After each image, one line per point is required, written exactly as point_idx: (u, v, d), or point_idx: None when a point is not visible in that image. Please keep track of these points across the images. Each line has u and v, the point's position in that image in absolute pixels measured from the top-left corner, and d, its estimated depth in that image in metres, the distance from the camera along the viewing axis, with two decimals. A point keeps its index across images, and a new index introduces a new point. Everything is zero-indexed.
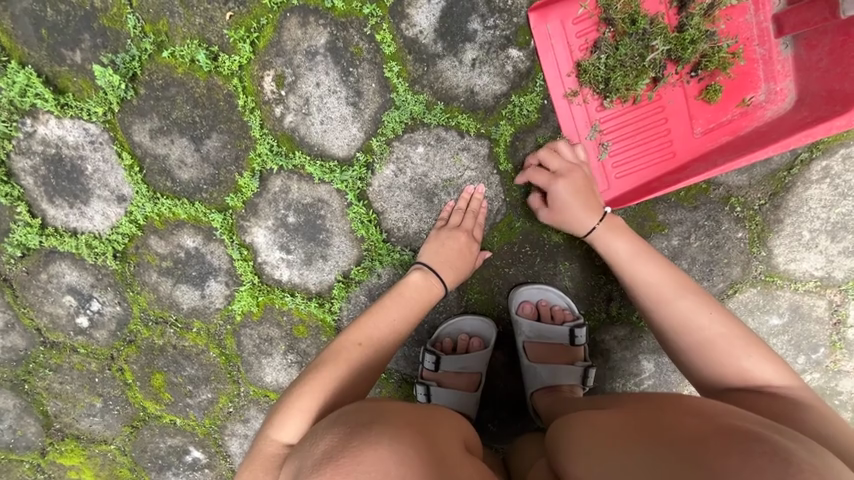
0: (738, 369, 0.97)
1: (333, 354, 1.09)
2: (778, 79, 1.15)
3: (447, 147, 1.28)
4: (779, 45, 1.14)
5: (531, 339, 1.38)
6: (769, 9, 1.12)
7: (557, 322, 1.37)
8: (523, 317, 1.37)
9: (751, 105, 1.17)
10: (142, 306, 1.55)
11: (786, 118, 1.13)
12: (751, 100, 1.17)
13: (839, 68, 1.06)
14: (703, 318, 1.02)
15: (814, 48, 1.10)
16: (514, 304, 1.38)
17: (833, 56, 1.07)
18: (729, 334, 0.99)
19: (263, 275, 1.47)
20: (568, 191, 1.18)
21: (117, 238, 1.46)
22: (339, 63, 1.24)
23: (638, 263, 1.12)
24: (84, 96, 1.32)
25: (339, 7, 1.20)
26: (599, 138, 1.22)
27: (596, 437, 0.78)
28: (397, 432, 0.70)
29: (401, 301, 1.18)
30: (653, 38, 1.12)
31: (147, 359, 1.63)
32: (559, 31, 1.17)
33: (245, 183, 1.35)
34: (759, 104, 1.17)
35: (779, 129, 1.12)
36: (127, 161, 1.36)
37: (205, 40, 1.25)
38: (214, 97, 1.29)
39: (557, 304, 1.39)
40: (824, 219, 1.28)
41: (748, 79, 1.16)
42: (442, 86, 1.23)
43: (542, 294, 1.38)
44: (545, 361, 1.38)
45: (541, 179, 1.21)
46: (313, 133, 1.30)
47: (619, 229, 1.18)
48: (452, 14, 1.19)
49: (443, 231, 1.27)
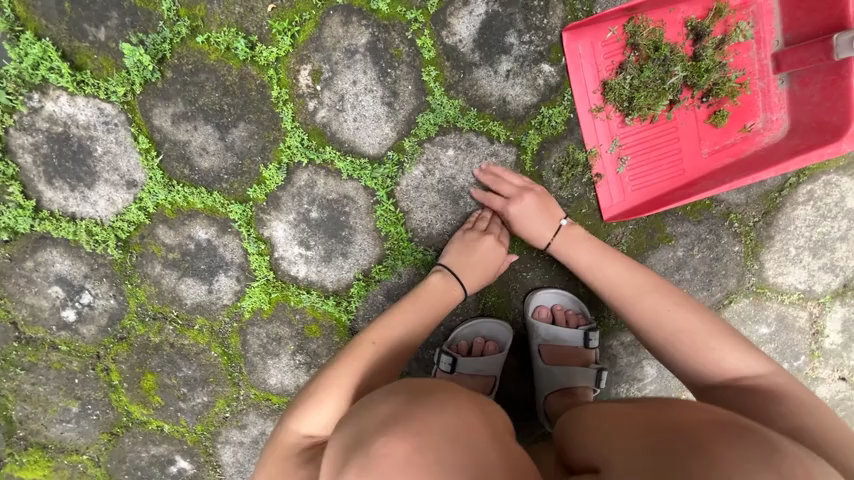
0: (713, 362, 1.02)
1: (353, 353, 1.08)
2: (774, 110, 1.28)
3: (476, 151, 1.32)
4: (778, 80, 1.26)
5: (546, 341, 1.42)
6: (769, 47, 1.25)
7: (571, 326, 1.42)
8: (539, 320, 1.42)
9: (751, 131, 1.30)
10: (140, 300, 1.46)
11: (780, 145, 1.27)
12: (751, 127, 1.29)
13: (827, 105, 1.20)
14: (676, 315, 1.09)
15: (806, 85, 1.23)
16: (530, 308, 1.43)
17: (824, 92, 1.20)
18: (704, 326, 1.05)
19: (278, 270, 1.43)
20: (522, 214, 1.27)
21: (121, 225, 1.37)
22: (378, 63, 1.25)
23: (604, 263, 1.22)
24: (103, 74, 1.26)
25: (383, 10, 1.22)
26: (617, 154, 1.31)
27: (621, 422, 0.82)
28: (461, 405, 0.73)
29: (425, 301, 1.21)
30: (673, 64, 1.22)
31: (139, 358, 1.52)
32: (588, 51, 1.24)
33: (269, 175, 1.33)
34: (757, 131, 1.29)
35: (775, 154, 1.25)
36: (144, 145, 1.30)
37: (243, 29, 1.23)
38: (246, 86, 1.27)
39: (570, 309, 1.45)
40: (808, 237, 1.42)
41: (749, 108, 1.28)
42: (476, 93, 1.27)
43: (557, 299, 1.44)
44: (560, 363, 1.41)
45: (497, 203, 1.30)
46: (345, 129, 1.30)
47: (583, 239, 1.26)
48: (491, 27, 1.24)
49: (468, 233, 1.30)
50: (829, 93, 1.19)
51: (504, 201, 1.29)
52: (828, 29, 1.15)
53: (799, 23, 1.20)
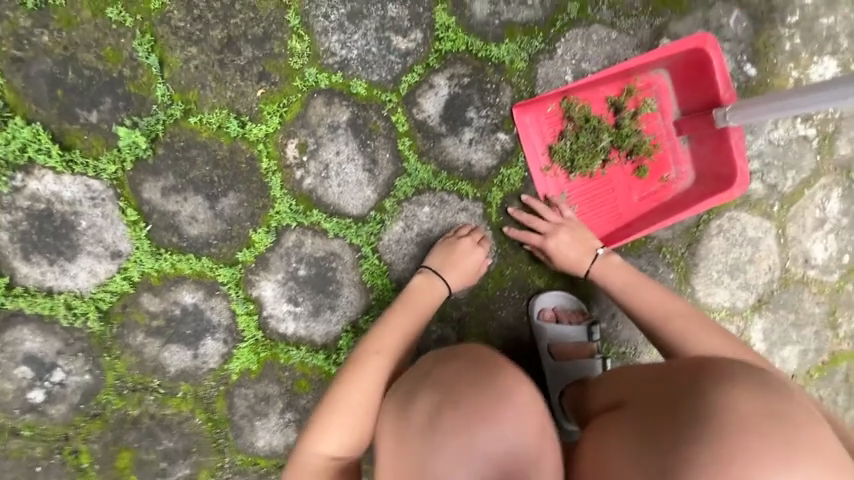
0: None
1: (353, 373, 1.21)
2: (682, 163, 1.58)
3: (448, 207, 1.50)
4: (681, 140, 1.57)
5: (554, 341, 1.58)
6: (671, 115, 1.56)
7: (573, 322, 1.59)
8: (545, 322, 1.57)
9: (668, 181, 1.59)
10: (119, 373, 1.42)
11: (690, 191, 1.57)
12: (667, 177, 1.58)
13: (717, 159, 1.53)
14: (715, 342, 1.25)
15: (701, 144, 1.55)
16: (535, 311, 1.58)
17: (714, 150, 1.53)
18: (738, 354, 1.23)
19: (267, 329, 1.47)
20: (559, 243, 1.48)
21: (103, 296, 1.37)
22: (358, 136, 1.43)
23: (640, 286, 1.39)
24: (94, 153, 1.32)
25: (362, 93, 1.41)
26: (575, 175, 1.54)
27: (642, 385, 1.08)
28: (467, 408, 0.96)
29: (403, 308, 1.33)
30: (601, 132, 1.50)
31: (114, 435, 1.44)
32: (534, 123, 1.49)
33: (259, 239, 1.42)
34: (672, 180, 1.59)
35: (687, 199, 1.55)
36: (132, 217, 1.35)
37: (234, 111, 1.36)
38: (237, 159, 1.38)
39: (570, 306, 1.60)
40: (724, 262, 1.70)
41: (664, 163, 1.58)
42: (445, 158, 1.47)
43: (557, 299, 1.59)
44: (570, 359, 1.58)
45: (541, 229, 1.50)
46: (330, 194, 1.44)
47: (616, 268, 1.45)
48: (455, 104, 1.45)
49: (449, 241, 1.44)
50: (717, 151, 1.52)
51: (549, 227, 1.49)
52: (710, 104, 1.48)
53: (689, 98, 1.53)
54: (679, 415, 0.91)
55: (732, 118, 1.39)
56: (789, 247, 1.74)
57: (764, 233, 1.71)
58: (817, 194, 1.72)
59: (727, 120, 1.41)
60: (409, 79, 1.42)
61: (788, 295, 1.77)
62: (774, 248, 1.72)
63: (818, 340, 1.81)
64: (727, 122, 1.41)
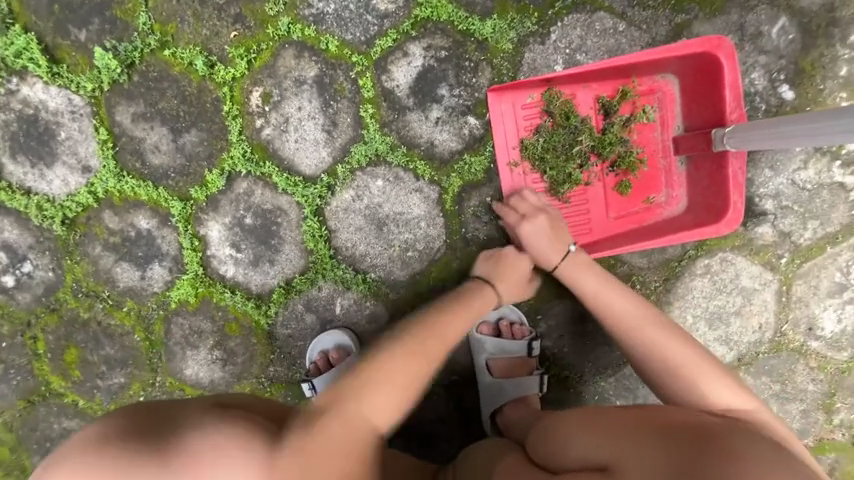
0: (694, 389, 1.10)
1: (180, 445, 0.83)
2: (675, 187, 1.38)
3: (402, 185, 1.44)
4: (678, 161, 1.37)
5: (493, 355, 1.51)
6: (671, 129, 1.36)
7: (515, 337, 1.50)
8: (484, 336, 1.51)
9: (653, 203, 1.40)
10: (77, 277, 1.55)
11: (677, 220, 1.38)
12: (653, 199, 1.39)
13: (713, 189, 1.32)
14: (675, 352, 1.15)
15: (699, 169, 1.34)
16: (473, 325, 1.52)
17: (711, 178, 1.32)
18: (695, 361, 1.13)
19: (209, 267, 1.52)
20: (528, 235, 1.34)
21: (70, 205, 1.49)
22: (322, 95, 1.39)
23: (611, 294, 1.26)
24: (78, 70, 1.40)
25: (332, 50, 1.36)
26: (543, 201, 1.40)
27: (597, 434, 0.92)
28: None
29: (424, 338, 1.12)
30: (581, 134, 1.35)
31: (66, 331, 1.60)
32: (509, 111, 1.36)
33: (212, 180, 1.45)
34: (659, 204, 1.40)
35: (669, 227, 1.36)
36: (103, 136, 1.43)
37: (206, 49, 1.37)
38: (203, 98, 1.41)
39: (513, 321, 1.52)
40: (704, 308, 1.50)
41: (652, 182, 1.39)
42: (407, 134, 1.40)
43: (498, 313, 1.52)
44: (508, 375, 1.50)
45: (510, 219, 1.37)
46: (286, 148, 1.43)
47: (585, 266, 1.31)
48: (426, 78, 1.37)
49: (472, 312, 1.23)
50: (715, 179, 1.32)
51: (518, 218, 1.35)
52: (716, 123, 1.28)
53: (694, 113, 1.33)
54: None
55: (731, 142, 1.19)
56: (791, 309, 1.49)
57: (761, 286, 1.48)
58: (841, 255, 1.45)
59: (726, 144, 1.21)
60: (383, 43, 1.35)
61: (776, 362, 1.53)
62: (771, 305, 1.49)
63: (804, 421, 1.56)
64: (725, 146, 1.22)
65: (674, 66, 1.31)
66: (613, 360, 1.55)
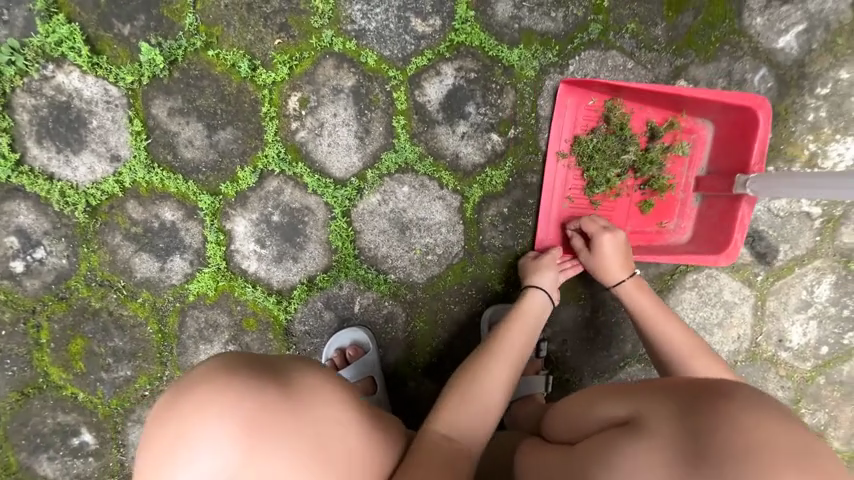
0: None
1: (297, 377, 1.03)
2: (686, 218, 1.54)
3: (427, 192, 1.54)
4: (696, 196, 1.53)
5: None
6: (698, 168, 1.52)
7: None
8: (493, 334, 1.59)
9: (665, 228, 1.55)
10: (91, 265, 1.54)
11: (681, 246, 1.54)
12: (666, 224, 1.55)
13: (720, 227, 1.49)
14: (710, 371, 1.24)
15: (711, 207, 1.51)
16: (484, 324, 1.59)
17: (720, 216, 1.49)
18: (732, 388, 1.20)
19: (231, 262, 1.55)
20: (606, 245, 1.45)
21: (94, 193, 1.49)
22: (358, 104, 1.49)
23: (658, 312, 1.38)
24: (118, 62, 1.44)
25: (371, 64, 1.47)
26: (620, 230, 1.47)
27: (620, 392, 0.98)
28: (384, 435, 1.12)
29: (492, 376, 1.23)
30: (629, 146, 1.48)
31: (73, 320, 1.57)
32: (573, 106, 1.48)
33: (243, 176, 1.50)
34: (670, 229, 1.55)
35: (674, 251, 1.52)
36: (137, 128, 1.46)
37: (249, 53, 1.45)
38: (242, 98, 1.47)
39: None
40: (692, 318, 1.66)
41: (670, 209, 1.54)
42: (435, 145, 1.51)
43: None
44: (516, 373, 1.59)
45: (591, 228, 1.47)
46: (319, 151, 1.50)
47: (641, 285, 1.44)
48: (456, 96, 1.49)
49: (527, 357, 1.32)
50: (722, 219, 1.48)
51: (599, 229, 1.46)
52: (739, 170, 1.44)
53: (720, 159, 1.49)
54: (702, 437, 0.77)
55: (752, 187, 1.36)
56: (765, 323, 1.68)
57: (740, 300, 1.66)
58: (807, 275, 1.65)
59: (746, 187, 1.38)
60: (419, 61, 1.47)
61: (751, 370, 1.70)
62: (748, 318, 1.67)
63: None
64: (746, 190, 1.38)
65: (716, 114, 1.47)
66: (610, 364, 1.67)
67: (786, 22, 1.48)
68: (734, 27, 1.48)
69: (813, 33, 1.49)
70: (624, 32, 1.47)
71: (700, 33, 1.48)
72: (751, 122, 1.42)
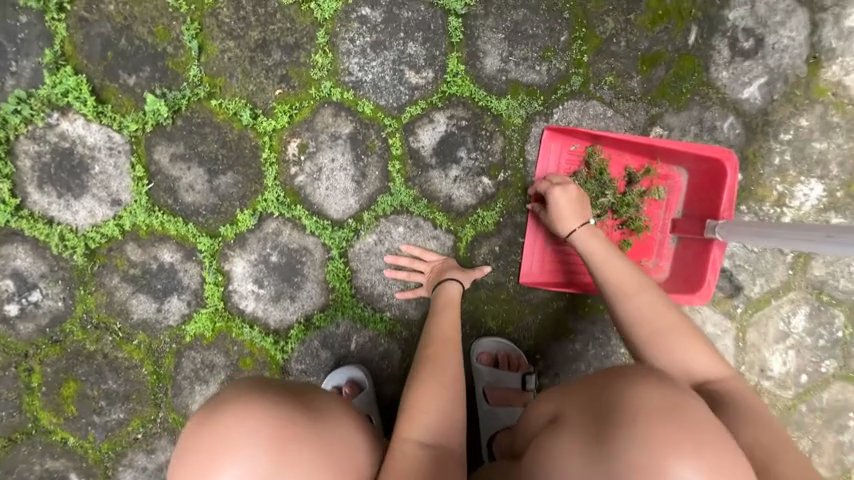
0: (679, 361, 1.18)
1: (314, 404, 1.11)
2: (662, 258, 1.62)
3: (421, 232, 1.60)
4: (671, 238, 1.61)
5: (490, 384, 1.62)
6: (672, 212, 1.61)
7: (512, 368, 1.62)
8: (482, 364, 1.62)
9: (643, 266, 1.62)
10: (88, 307, 1.55)
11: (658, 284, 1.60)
12: (643, 263, 1.62)
13: (693, 267, 1.55)
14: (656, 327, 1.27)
15: (686, 248, 1.58)
16: (474, 353, 1.63)
17: (694, 258, 1.55)
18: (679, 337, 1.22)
19: (229, 302, 1.58)
20: (559, 199, 1.46)
21: (94, 236, 1.52)
22: (355, 149, 1.56)
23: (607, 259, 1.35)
24: (122, 111, 1.49)
25: (367, 112, 1.55)
26: (547, 187, 1.49)
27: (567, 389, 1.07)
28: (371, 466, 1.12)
29: (439, 373, 1.22)
30: (608, 190, 1.57)
31: (67, 363, 1.56)
32: (556, 151, 1.58)
33: (243, 219, 1.54)
34: (647, 268, 1.62)
35: None
36: (139, 173, 1.50)
37: (251, 103, 1.52)
38: (243, 145, 1.53)
39: (512, 353, 1.64)
40: None
41: (647, 249, 1.62)
42: (428, 188, 1.58)
43: (500, 345, 1.64)
44: (503, 405, 1.61)
45: (543, 186, 1.51)
46: (317, 194, 1.56)
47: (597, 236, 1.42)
48: (448, 142, 1.57)
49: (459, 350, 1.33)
50: (696, 260, 1.56)
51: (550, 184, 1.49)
52: (709, 216, 1.53)
53: (693, 204, 1.58)
54: (604, 413, 0.90)
55: (720, 232, 1.44)
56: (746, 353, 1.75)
57: (722, 332, 1.73)
58: (782, 307, 1.74)
59: (716, 232, 1.46)
60: (413, 110, 1.56)
61: None
62: (730, 349, 1.74)
63: None
64: (715, 234, 1.46)
65: (689, 163, 1.57)
66: None
67: (749, 75, 1.61)
68: (703, 79, 1.61)
69: (775, 85, 1.62)
70: (603, 83, 1.58)
71: (672, 85, 1.60)
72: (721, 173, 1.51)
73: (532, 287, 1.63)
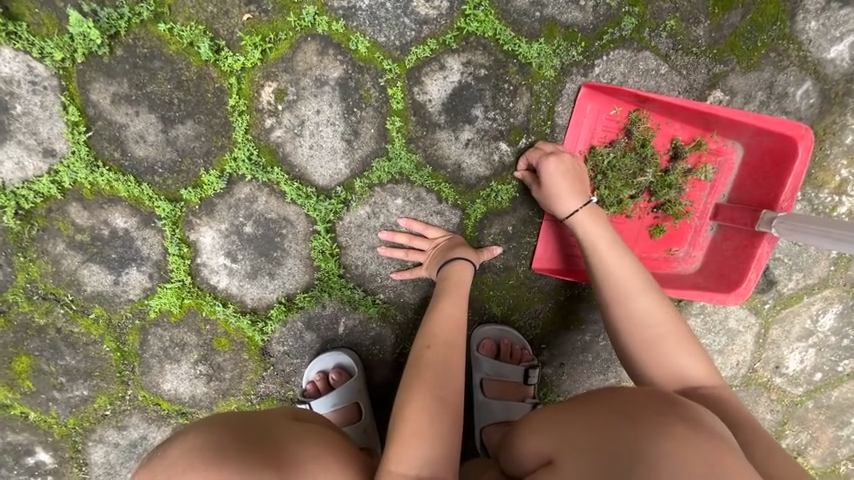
0: (677, 370, 1.02)
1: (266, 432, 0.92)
2: (696, 247, 1.41)
3: (423, 206, 1.35)
4: (710, 226, 1.39)
5: (489, 376, 1.50)
6: (717, 196, 1.38)
7: (514, 360, 1.48)
8: (482, 353, 1.48)
9: (673, 256, 1.42)
10: (31, 276, 1.33)
11: (688, 277, 1.41)
12: (674, 252, 1.41)
13: (732, 261, 1.35)
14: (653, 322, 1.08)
15: (727, 239, 1.37)
16: (474, 341, 1.48)
17: (735, 251, 1.35)
18: (676, 334, 1.05)
19: (197, 277, 1.36)
20: (551, 172, 1.23)
21: (26, 194, 1.25)
22: (346, 100, 1.25)
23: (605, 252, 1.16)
24: (42, 32, 1.15)
25: (362, 51, 1.22)
26: (540, 158, 1.25)
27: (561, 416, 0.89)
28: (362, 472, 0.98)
29: (436, 383, 1.07)
30: (649, 166, 1.31)
31: (15, 337, 1.37)
32: (593, 115, 1.29)
33: (208, 181, 1.28)
34: (678, 257, 1.42)
35: (682, 283, 1.39)
36: (73, 117, 1.20)
37: (211, 30, 1.18)
38: (203, 86, 1.21)
39: (516, 343, 1.49)
40: None
41: (680, 236, 1.41)
42: (434, 153, 1.31)
43: (504, 334, 1.48)
44: (500, 397, 1.49)
45: (534, 158, 1.27)
46: (299, 154, 1.28)
47: (600, 219, 1.21)
48: (461, 96, 1.27)
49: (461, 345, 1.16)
50: (737, 253, 1.35)
51: (541, 155, 1.26)
52: (762, 203, 1.30)
53: (744, 188, 1.34)
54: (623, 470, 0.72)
55: (777, 227, 1.22)
56: (765, 350, 1.63)
57: (745, 328, 1.60)
58: (814, 304, 1.59)
59: (772, 226, 1.23)
60: (419, 52, 1.23)
61: (745, 394, 1.68)
62: (749, 345, 1.62)
63: None
64: (770, 228, 1.24)
65: (748, 137, 1.31)
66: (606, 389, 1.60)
67: (842, 29, 1.30)
68: (785, 30, 1.29)
69: None
70: (661, 29, 1.26)
71: (746, 36, 1.28)
72: (788, 153, 1.25)
73: (545, 273, 1.42)
